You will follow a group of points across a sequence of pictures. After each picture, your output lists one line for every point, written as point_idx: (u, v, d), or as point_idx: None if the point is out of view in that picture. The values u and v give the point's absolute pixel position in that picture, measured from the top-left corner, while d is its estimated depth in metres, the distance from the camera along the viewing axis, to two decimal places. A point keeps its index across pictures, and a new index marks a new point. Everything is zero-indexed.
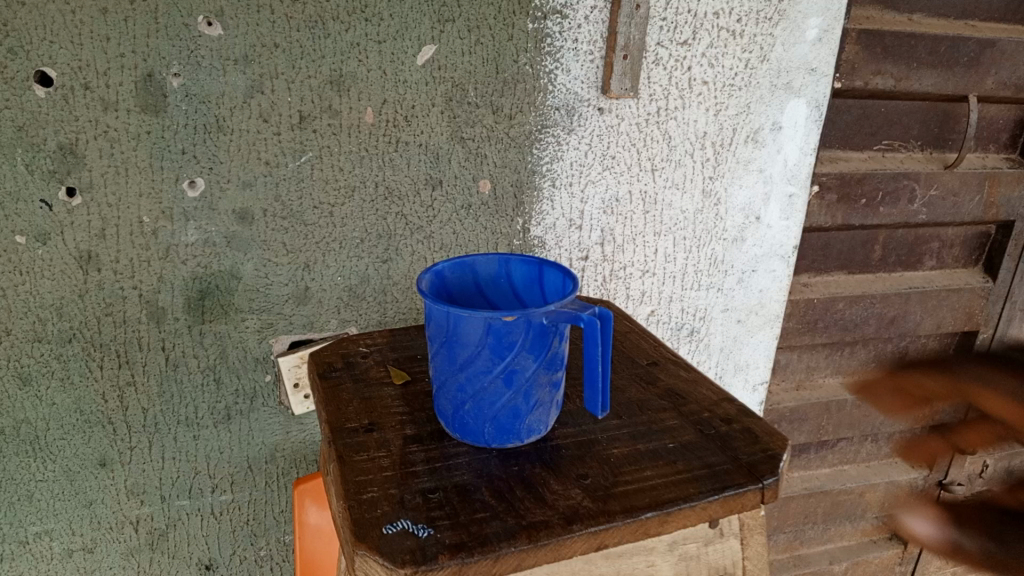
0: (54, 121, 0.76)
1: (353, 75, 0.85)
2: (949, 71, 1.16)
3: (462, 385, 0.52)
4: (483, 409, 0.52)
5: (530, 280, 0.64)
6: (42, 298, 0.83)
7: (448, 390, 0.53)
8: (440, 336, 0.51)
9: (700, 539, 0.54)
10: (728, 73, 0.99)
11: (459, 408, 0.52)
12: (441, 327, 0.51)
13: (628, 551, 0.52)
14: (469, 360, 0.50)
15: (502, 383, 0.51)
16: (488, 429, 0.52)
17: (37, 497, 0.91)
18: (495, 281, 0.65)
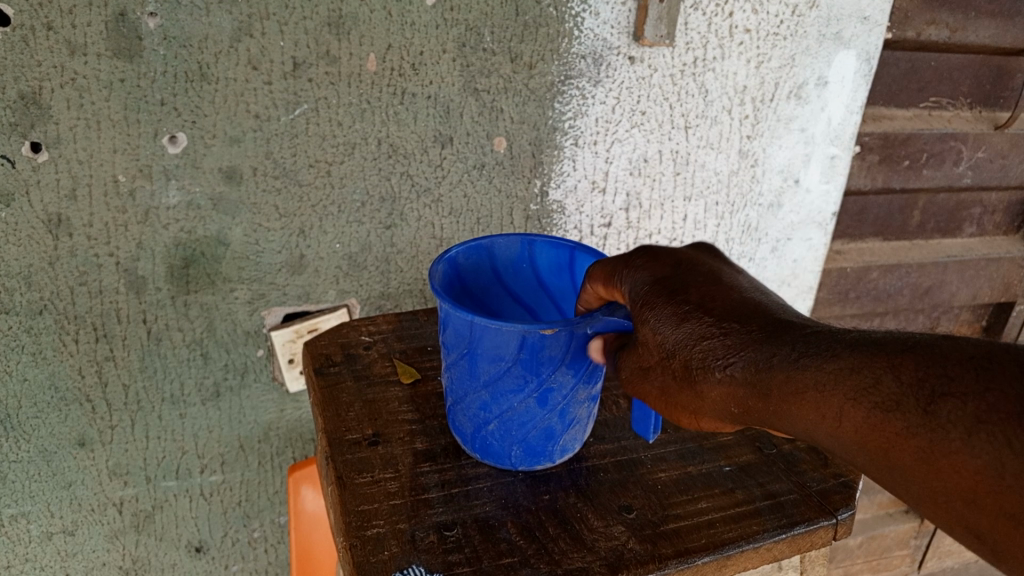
0: (13, 67, 0.66)
1: (355, 16, 0.75)
2: (1009, 21, 1.05)
3: (484, 401, 0.44)
4: (510, 430, 0.45)
5: (559, 267, 0.58)
6: (7, 266, 0.74)
7: (467, 405, 0.45)
8: (458, 344, 0.43)
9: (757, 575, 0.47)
10: (773, 21, 0.88)
11: (480, 427, 0.45)
12: (460, 334, 0.43)
13: None
14: (498, 375, 0.43)
15: (535, 401, 0.44)
16: (514, 451, 0.45)
17: (11, 479, 0.84)
18: (518, 268, 0.59)
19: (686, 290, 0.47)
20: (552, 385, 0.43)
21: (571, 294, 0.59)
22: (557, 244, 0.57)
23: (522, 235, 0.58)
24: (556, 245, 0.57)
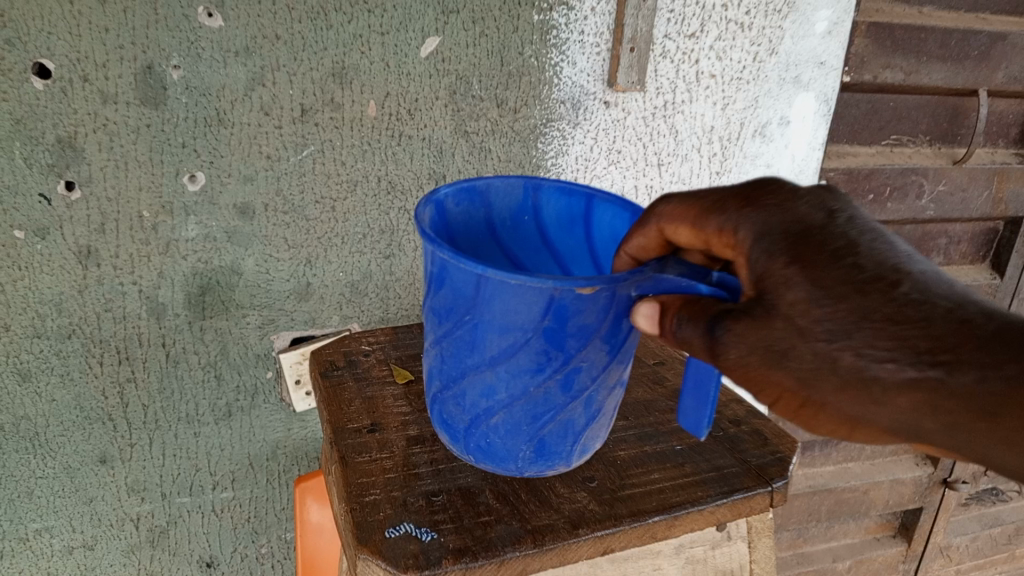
0: (52, 115, 0.75)
1: (356, 67, 0.83)
2: (960, 64, 1.14)
3: (498, 380, 0.46)
4: (523, 415, 0.47)
5: (565, 213, 0.63)
6: (41, 294, 0.81)
7: (475, 387, 0.47)
8: (470, 316, 0.45)
9: (707, 542, 0.53)
10: (736, 67, 0.97)
11: (489, 412, 0.48)
12: (473, 303, 0.44)
13: (633, 555, 0.51)
14: (515, 350, 0.45)
15: (553, 383, 0.46)
16: (526, 441, 0.48)
17: (37, 494, 0.90)
18: (518, 211, 0.63)
19: (846, 252, 0.45)
20: (571, 367, 0.45)
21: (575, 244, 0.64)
22: (567, 193, 0.62)
23: (523, 179, 0.62)
24: (564, 192, 0.62)
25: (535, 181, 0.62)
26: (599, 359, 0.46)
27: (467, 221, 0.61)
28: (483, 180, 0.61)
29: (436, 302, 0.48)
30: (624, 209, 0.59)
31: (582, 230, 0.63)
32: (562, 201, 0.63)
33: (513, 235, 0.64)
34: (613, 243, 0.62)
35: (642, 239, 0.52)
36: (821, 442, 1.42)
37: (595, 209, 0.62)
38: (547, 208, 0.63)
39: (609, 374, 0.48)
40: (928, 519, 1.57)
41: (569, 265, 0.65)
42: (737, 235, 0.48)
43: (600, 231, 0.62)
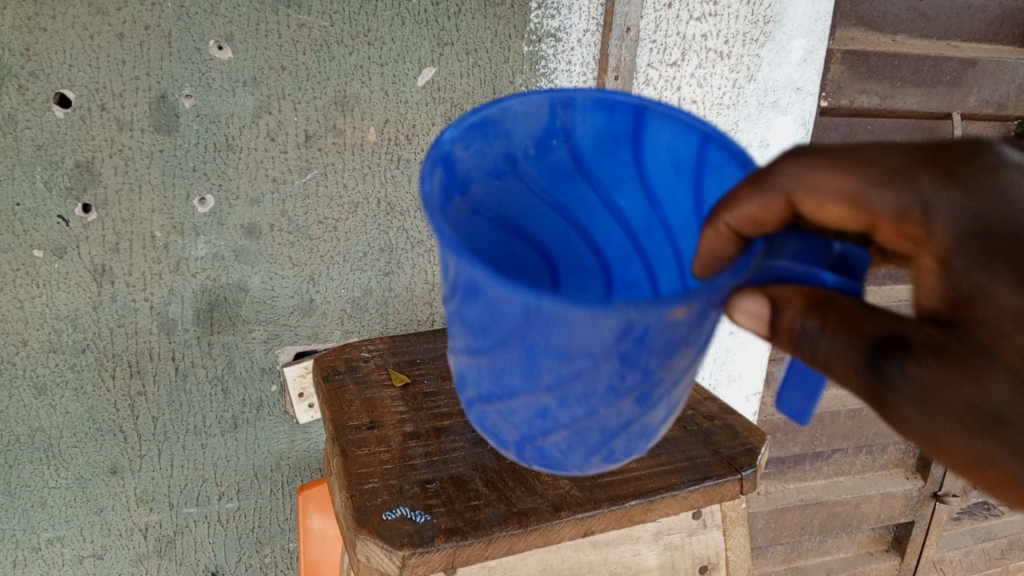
0: (72, 141, 0.79)
1: (357, 96, 0.89)
2: (932, 90, 1.21)
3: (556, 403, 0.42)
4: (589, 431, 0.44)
5: (604, 133, 0.51)
6: (58, 310, 0.86)
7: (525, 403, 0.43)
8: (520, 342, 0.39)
9: (685, 530, 0.68)
10: (717, 93, 1.03)
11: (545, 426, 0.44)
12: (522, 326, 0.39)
13: (617, 541, 0.65)
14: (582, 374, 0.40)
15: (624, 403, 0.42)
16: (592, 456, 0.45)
17: (50, 504, 0.94)
18: (545, 135, 0.50)
19: None
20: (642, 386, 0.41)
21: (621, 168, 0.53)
22: (610, 107, 0.50)
23: (548, 94, 0.49)
24: (602, 107, 0.50)
25: (566, 94, 0.49)
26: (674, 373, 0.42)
27: (481, 165, 0.48)
28: (494, 104, 0.47)
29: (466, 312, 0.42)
30: (692, 130, 0.49)
31: (629, 152, 0.52)
32: (603, 119, 0.50)
33: (538, 163, 0.52)
34: (673, 168, 0.51)
35: (766, 209, 0.44)
36: (811, 456, 1.45)
37: (648, 127, 0.50)
38: (582, 127, 0.51)
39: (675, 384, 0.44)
40: (919, 533, 1.60)
41: (608, 194, 0.54)
42: (929, 230, 0.45)
43: (654, 153, 0.51)
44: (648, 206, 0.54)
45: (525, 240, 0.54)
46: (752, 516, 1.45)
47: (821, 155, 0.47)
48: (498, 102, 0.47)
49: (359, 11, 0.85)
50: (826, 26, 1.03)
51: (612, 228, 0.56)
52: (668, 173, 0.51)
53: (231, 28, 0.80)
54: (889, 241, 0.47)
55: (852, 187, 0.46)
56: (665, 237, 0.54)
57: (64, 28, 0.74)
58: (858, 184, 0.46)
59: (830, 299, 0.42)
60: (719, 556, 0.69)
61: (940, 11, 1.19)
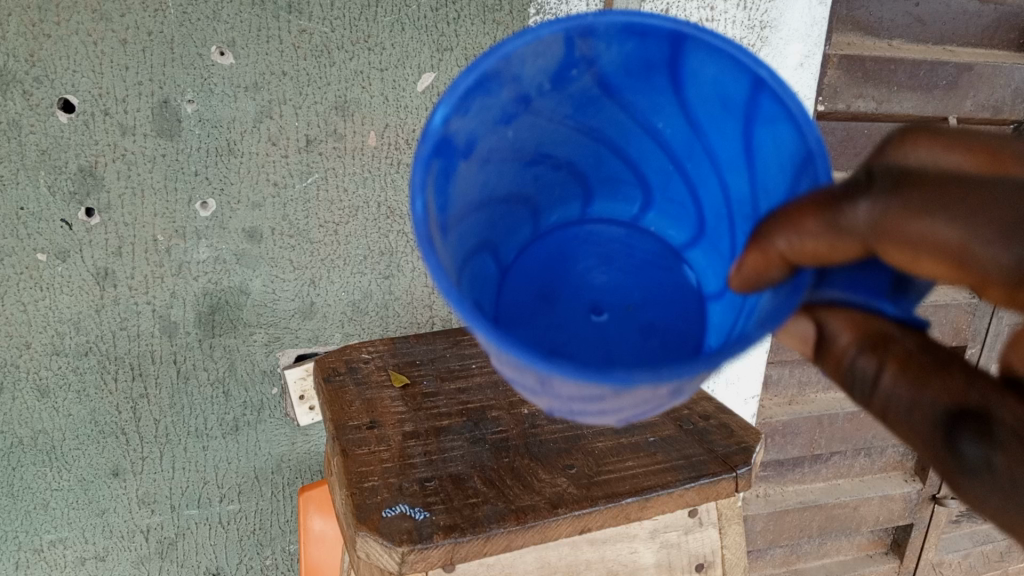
0: (75, 145, 0.80)
1: (357, 101, 0.90)
2: (928, 94, 1.22)
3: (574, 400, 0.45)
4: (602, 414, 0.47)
5: (635, 57, 0.50)
6: (61, 313, 0.86)
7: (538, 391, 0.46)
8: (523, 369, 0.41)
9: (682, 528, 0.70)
10: None
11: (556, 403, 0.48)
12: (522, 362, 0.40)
13: (613, 539, 0.67)
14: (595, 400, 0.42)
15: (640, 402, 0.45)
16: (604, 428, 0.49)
17: (53, 506, 0.95)
18: (562, 70, 0.49)
19: None
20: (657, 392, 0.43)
21: (657, 88, 0.52)
22: (641, 34, 0.47)
23: (562, 29, 0.46)
24: (630, 33, 0.47)
25: (585, 27, 0.46)
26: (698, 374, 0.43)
27: (484, 117, 0.48)
28: (498, 49, 0.45)
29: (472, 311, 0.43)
30: (743, 73, 0.47)
31: (664, 77, 0.51)
32: (632, 45, 0.48)
33: (560, 91, 0.51)
34: (715, 96, 0.50)
35: (834, 250, 0.40)
36: (810, 459, 1.45)
37: (687, 52, 0.48)
38: (608, 54, 0.49)
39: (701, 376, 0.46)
40: (918, 536, 1.61)
41: (642, 116, 0.55)
42: None
43: (695, 82, 0.50)
44: (686, 129, 0.54)
45: (547, 160, 0.57)
46: (751, 519, 1.45)
47: (921, 183, 0.37)
48: (500, 46, 0.45)
49: (360, 18, 0.86)
50: (822, 31, 1.04)
51: (649, 144, 0.57)
52: (712, 104, 0.51)
53: (233, 34, 0.81)
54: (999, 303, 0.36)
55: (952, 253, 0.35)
56: (708, 160, 0.55)
57: (68, 34, 0.75)
58: (966, 233, 0.35)
59: (887, 342, 0.43)
60: (717, 554, 0.72)
61: (936, 17, 1.20)
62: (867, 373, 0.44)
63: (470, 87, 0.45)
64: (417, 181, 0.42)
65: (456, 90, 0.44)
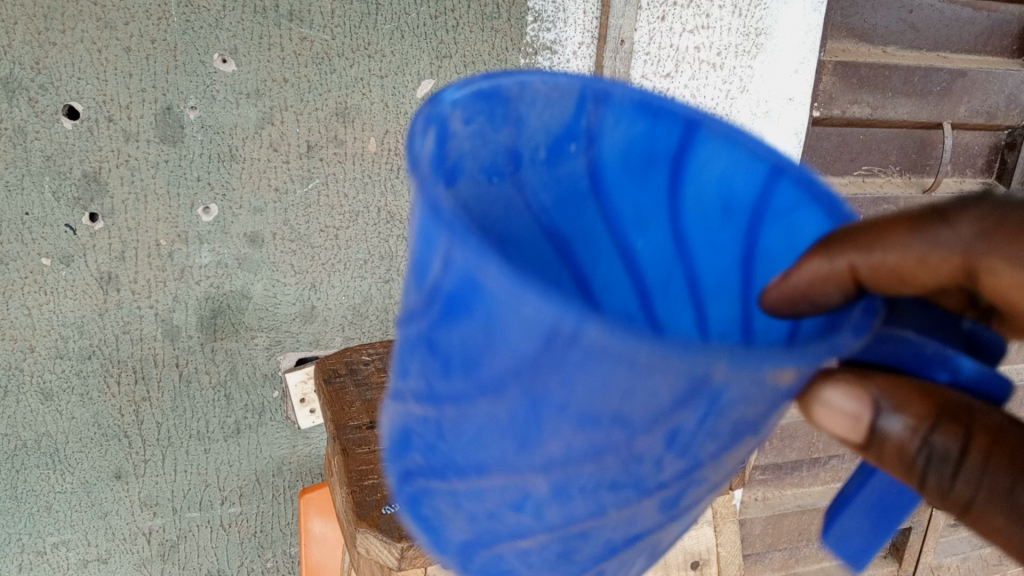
0: (80, 152, 0.81)
1: (358, 107, 0.91)
2: (923, 100, 1.24)
3: (583, 499, 0.32)
4: (581, 558, 0.37)
5: (638, 147, 0.44)
6: (65, 316, 0.87)
7: (503, 493, 0.33)
8: (522, 451, 0.30)
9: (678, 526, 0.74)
10: (709, 104, 1.07)
11: (517, 524, 0.34)
12: (508, 450, 0.31)
13: None
14: (617, 506, 0.33)
15: (654, 525, 0.36)
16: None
17: (55, 508, 0.95)
18: (565, 134, 0.42)
19: None
20: (678, 500, 0.34)
21: (648, 186, 0.46)
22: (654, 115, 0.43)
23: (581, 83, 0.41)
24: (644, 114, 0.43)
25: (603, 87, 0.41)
26: (724, 471, 0.35)
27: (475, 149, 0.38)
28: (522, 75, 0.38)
29: (413, 409, 0.35)
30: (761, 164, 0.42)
31: (663, 176, 0.46)
32: (642, 128, 0.43)
33: (548, 171, 0.44)
34: (718, 205, 0.45)
35: (919, 268, 0.38)
36: (807, 463, 1.46)
37: (697, 147, 0.44)
38: (613, 136, 0.44)
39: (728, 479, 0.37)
40: (916, 540, 1.62)
41: (618, 233, 0.48)
42: None
43: (696, 184, 0.45)
44: (668, 252, 0.48)
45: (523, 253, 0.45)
46: (749, 523, 1.46)
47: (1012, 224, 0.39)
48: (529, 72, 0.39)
49: (360, 25, 0.87)
50: (817, 38, 1.07)
51: (610, 269, 0.49)
52: (711, 208, 0.45)
53: (235, 42, 0.83)
54: None
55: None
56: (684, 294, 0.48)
57: (73, 42, 0.76)
58: None
59: (971, 413, 0.39)
60: (712, 551, 0.76)
61: (930, 23, 1.22)
62: (949, 451, 0.40)
63: (481, 118, 0.37)
64: (416, 152, 0.31)
65: (471, 84, 0.36)
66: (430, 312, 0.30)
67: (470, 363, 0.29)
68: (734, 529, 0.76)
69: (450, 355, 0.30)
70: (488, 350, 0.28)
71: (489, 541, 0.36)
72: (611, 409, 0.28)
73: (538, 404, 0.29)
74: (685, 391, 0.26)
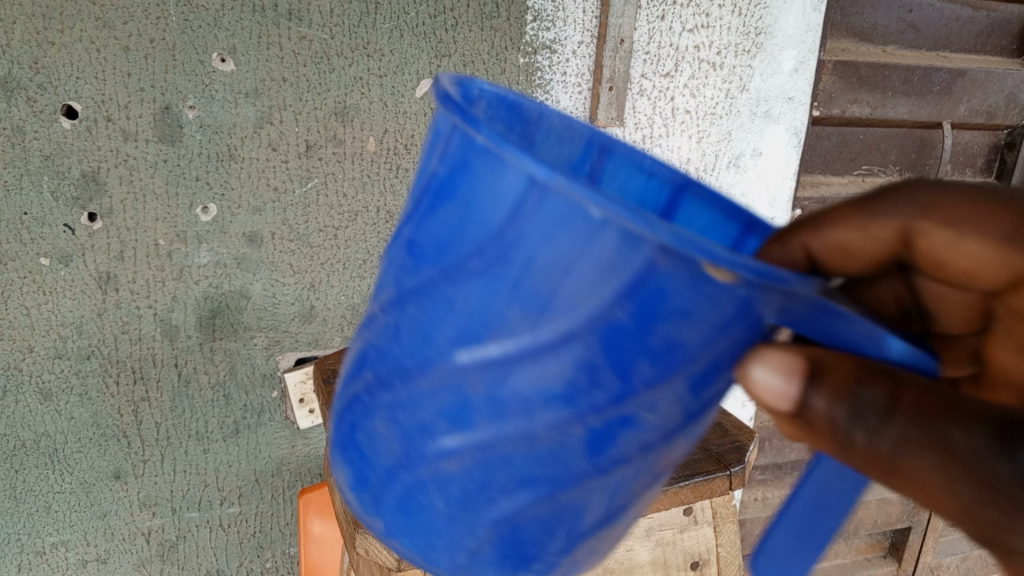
0: (78, 151, 0.81)
1: (357, 107, 0.91)
2: (923, 99, 1.24)
3: (516, 410, 0.33)
4: (503, 497, 0.36)
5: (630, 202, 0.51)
6: (63, 316, 0.87)
7: (441, 398, 0.34)
8: (466, 338, 0.33)
9: (678, 527, 0.74)
10: (709, 103, 1.07)
11: (447, 437, 0.35)
12: (455, 342, 0.33)
13: None
14: (547, 428, 0.33)
15: (576, 472, 0.35)
16: (474, 534, 0.38)
17: (54, 508, 0.95)
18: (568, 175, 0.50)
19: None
20: (607, 443, 0.34)
21: None
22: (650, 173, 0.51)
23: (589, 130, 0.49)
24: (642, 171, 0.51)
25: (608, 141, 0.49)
26: (657, 430, 0.35)
27: None
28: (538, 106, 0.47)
29: (379, 321, 0.38)
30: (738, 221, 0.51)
31: None
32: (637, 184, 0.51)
33: None
34: None
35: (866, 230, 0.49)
36: None
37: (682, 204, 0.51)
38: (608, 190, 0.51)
39: (661, 454, 0.37)
40: (916, 540, 1.62)
41: None
42: None
43: None
44: None
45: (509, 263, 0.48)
46: (748, 522, 1.46)
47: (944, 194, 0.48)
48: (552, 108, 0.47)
49: (359, 24, 0.87)
50: (817, 37, 1.09)
51: None
52: None
53: (233, 41, 0.82)
54: None
55: (1003, 226, 0.46)
56: None
57: (72, 41, 0.76)
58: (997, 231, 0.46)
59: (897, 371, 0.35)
60: (712, 552, 0.76)
61: (930, 22, 1.22)
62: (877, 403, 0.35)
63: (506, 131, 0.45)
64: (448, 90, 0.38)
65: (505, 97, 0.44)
66: (425, 210, 0.36)
67: (444, 248, 0.34)
68: (734, 529, 0.76)
69: (429, 245, 0.35)
70: (466, 232, 0.33)
71: (417, 463, 0.37)
72: (557, 287, 0.30)
73: (493, 284, 0.32)
74: (628, 270, 0.29)
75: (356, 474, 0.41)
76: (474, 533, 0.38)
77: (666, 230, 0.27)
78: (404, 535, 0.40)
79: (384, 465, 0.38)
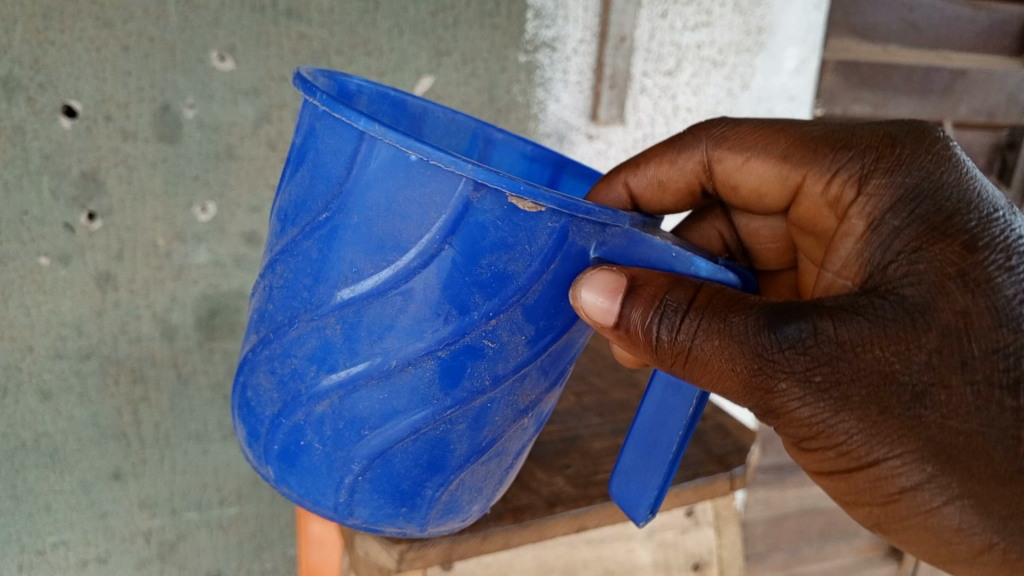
0: (78, 150, 0.80)
1: None
2: (924, 98, 1.24)
3: (373, 348, 0.44)
4: (372, 429, 0.46)
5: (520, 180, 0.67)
6: (63, 316, 0.86)
7: (308, 344, 0.45)
8: (327, 285, 0.44)
9: (679, 527, 0.74)
10: (711, 101, 1.07)
11: (316, 379, 0.46)
12: (316, 295, 0.44)
13: (611, 539, 0.70)
14: (401, 360, 0.44)
15: (434, 403, 0.46)
16: (350, 471, 0.48)
17: (54, 508, 0.94)
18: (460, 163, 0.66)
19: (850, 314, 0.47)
20: (460, 372, 0.45)
21: None
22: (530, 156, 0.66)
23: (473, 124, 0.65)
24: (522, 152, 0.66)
25: (487, 132, 0.65)
26: (504, 360, 0.45)
27: None
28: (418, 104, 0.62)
29: (263, 289, 0.49)
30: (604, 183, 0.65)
31: None
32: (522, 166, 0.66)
33: None
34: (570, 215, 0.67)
35: (686, 163, 0.65)
36: None
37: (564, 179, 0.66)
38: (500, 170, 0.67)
39: (516, 387, 0.47)
40: None
41: None
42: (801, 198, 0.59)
43: None
44: None
45: None
46: (751, 524, 1.46)
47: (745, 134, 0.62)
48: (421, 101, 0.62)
49: (359, 23, 0.87)
50: (817, 37, 1.09)
51: None
52: None
53: (233, 40, 0.82)
54: (819, 208, 0.58)
55: (782, 148, 0.59)
56: None
57: (72, 41, 0.76)
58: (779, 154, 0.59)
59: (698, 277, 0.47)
60: (714, 553, 0.76)
61: (931, 21, 1.22)
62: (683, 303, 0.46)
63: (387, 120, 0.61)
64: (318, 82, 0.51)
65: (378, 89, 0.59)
66: (290, 183, 0.47)
67: (301, 212, 0.45)
68: (734, 530, 0.77)
69: (290, 209, 0.46)
70: (314, 189, 0.44)
71: (296, 405, 0.47)
72: (394, 235, 0.41)
73: (340, 245, 0.43)
74: (451, 207, 0.40)
75: (248, 430, 0.51)
76: (350, 464, 0.48)
77: (470, 169, 0.38)
78: (298, 475, 0.49)
79: (271, 412, 0.48)
